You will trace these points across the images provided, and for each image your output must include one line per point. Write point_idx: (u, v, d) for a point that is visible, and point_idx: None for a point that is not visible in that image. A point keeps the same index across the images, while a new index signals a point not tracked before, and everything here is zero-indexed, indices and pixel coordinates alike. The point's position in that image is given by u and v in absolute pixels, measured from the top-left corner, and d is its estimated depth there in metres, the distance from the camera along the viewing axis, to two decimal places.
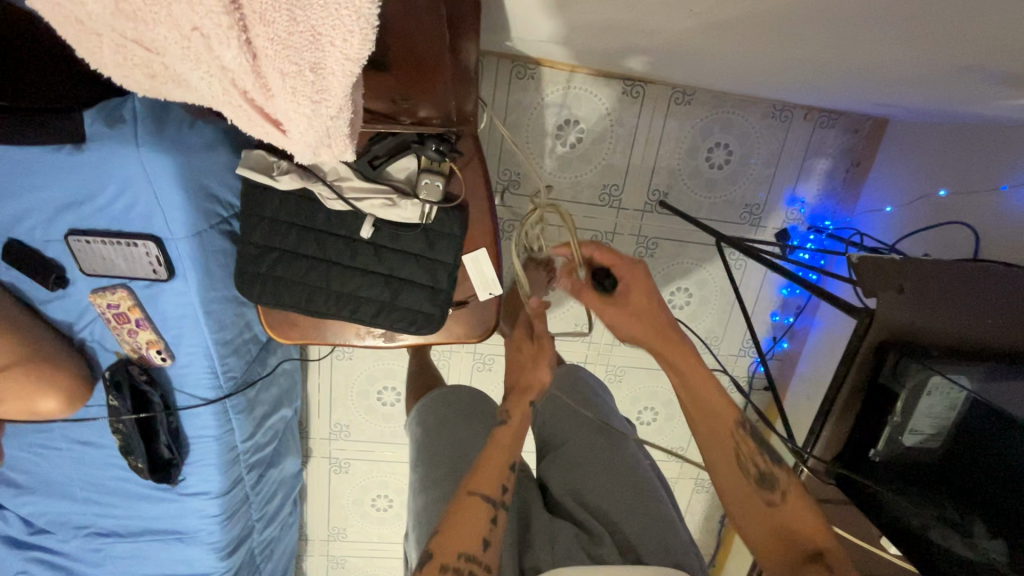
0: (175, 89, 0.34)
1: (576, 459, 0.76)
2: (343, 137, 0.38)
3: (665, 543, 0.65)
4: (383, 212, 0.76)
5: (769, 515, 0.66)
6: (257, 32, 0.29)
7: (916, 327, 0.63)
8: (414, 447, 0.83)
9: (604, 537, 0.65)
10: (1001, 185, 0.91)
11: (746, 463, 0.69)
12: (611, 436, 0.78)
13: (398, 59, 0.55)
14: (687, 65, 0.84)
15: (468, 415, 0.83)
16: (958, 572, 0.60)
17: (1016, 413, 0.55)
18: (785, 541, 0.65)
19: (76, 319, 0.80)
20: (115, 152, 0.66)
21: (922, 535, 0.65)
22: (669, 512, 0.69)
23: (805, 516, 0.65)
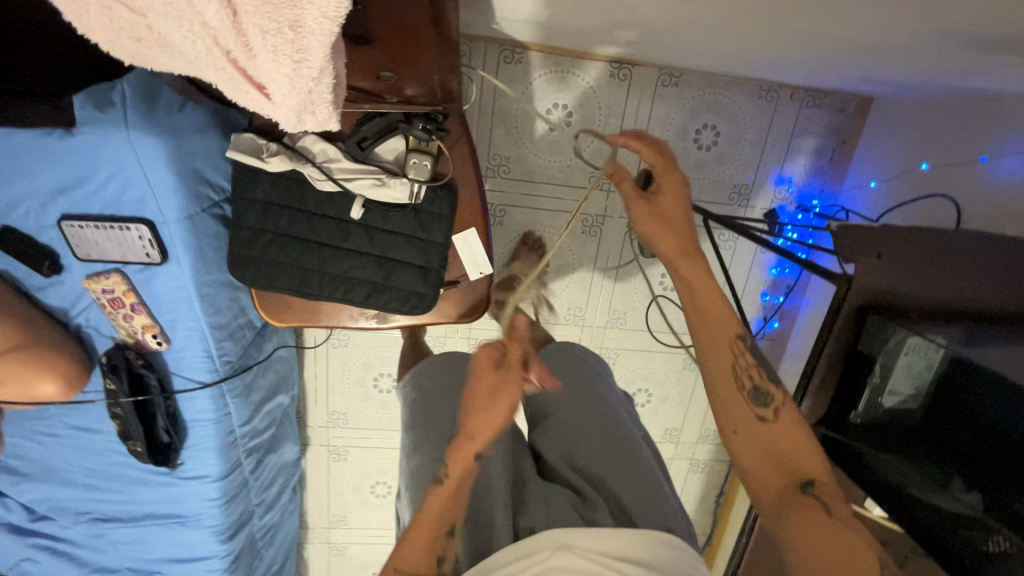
0: (161, 56, 0.35)
1: (567, 424, 0.77)
2: (327, 102, 0.38)
3: (654, 508, 0.67)
4: (373, 193, 0.78)
5: (762, 433, 0.64)
6: None
7: (893, 290, 0.66)
8: (406, 412, 0.84)
9: (597, 502, 0.67)
10: (982, 156, 0.92)
11: (743, 377, 0.67)
12: (604, 407, 0.79)
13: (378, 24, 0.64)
14: (672, 41, 0.85)
15: (460, 381, 0.84)
16: (938, 522, 0.63)
17: (991, 365, 0.57)
18: (780, 462, 0.63)
19: (71, 305, 0.81)
20: (105, 136, 0.67)
21: (901, 489, 0.67)
22: (659, 479, 0.72)
23: (798, 440, 0.63)
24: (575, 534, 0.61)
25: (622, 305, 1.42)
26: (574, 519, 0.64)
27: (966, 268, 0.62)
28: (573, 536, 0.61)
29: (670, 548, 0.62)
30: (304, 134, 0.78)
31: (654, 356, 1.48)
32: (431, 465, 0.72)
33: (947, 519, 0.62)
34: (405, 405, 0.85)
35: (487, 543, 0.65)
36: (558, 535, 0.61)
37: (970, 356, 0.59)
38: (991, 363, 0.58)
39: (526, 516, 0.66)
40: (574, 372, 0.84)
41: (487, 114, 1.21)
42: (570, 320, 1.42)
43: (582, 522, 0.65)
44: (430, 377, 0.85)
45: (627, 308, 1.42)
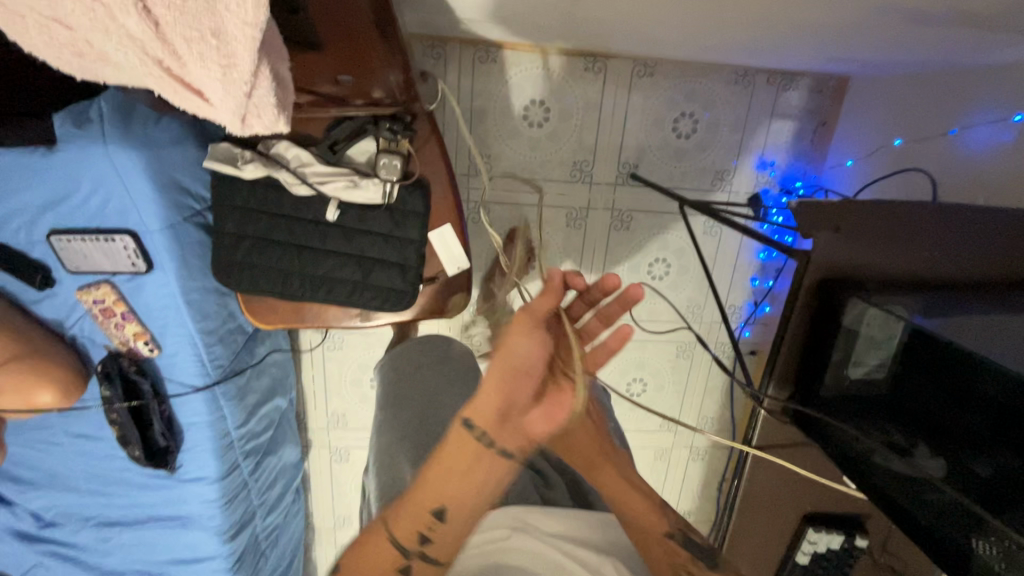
0: (102, 69, 0.37)
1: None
2: (264, 104, 0.41)
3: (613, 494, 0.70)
4: (347, 194, 0.80)
5: None
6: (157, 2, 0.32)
7: (853, 264, 0.67)
8: (381, 387, 0.87)
9: (555, 483, 0.72)
10: (951, 129, 0.93)
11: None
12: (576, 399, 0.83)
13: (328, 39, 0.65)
14: (633, 30, 0.87)
15: (439, 364, 0.86)
16: (901, 490, 0.64)
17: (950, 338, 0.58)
18: None
19: (66, 316, 0.84)
20: (85, 152, 0.70)
21: (867, 460, 0.68)
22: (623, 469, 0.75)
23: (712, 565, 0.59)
24: (534, 515, 0.63)
25: None
26: (533, 498, 0.68)
27: (920, 242, 0.66)
28: (532, 517, 0.63)
29: (625, 531, 0.64)
30: (277, 141, 0.81)
31: (646, 345, 1.49)
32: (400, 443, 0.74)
33: (909, 486, 0.63)
34: (384, 382, 0.88)
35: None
36: (516, 514, 0.63)
37: (928, 326, 0.60)
38: (948, 332, 0.59)
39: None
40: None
41: (466, 114, 1.24)
42: None
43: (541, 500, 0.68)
44: (409, 361, 0.88)
45: None
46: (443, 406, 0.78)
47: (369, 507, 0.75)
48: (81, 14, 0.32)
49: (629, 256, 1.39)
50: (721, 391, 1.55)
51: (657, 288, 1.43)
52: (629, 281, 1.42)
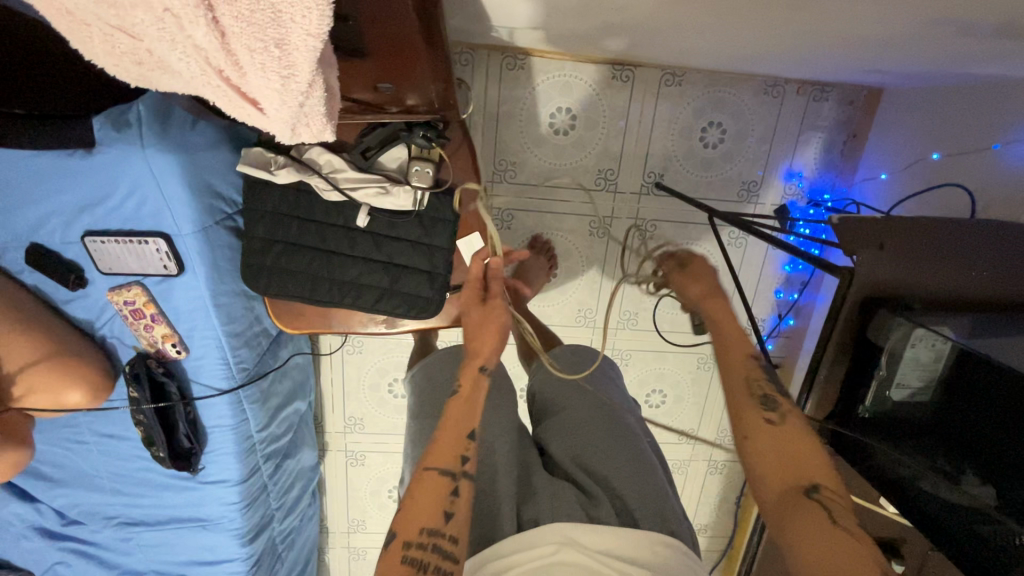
0: (160, 77, 0.37)
1: (569, 424, 0.78)
2: (319, 114, 0.41)
3: (659, 510, 0.68)
4: (378, 201, 0.80)
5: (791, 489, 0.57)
6: (224, 12, 0.31)
7: (901, 282, 0.64)
8: (416, 396, 0.86)
9: (601, 499, 0.68)
10: (994, 144, 0.90)
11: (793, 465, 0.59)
12: (606, 405, 0.80)
13: (370, 44, 0.59)
14: (669, 39, 0.86)
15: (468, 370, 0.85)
16: (949, 515, 0.62)
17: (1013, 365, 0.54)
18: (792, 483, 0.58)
19: (96, 317, 0.85)
20: (122, 155, 0.71)
21: (912, 484, 0.66)
22: (664, 486, 0.72)
23: (806, 445, 0.61)
24: (579, 530, 0.62)
25: (633, 305, 1.41)
26: (579, 515, 0.65)
27: (970, 259, 0.62)
28: (576, 532, 0.62)
29: (675, 553, 0.63)
30: (310, 146, 0.80)
31: (667, 356, 1.47)
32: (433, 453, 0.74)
33: (960, 512, 0.61)
34: (417, 388, 0.87)
35: (489, 526, 0.66)
36: (563, 530, 0.62)
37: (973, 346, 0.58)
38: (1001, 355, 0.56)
39: (530, 508, 0.67)
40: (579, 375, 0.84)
41: (492, 121, 1.23)
42: (581, 321, 1.42)
43: (584, 513, 0.66)
44: (441, 368, 0.87)
45: (638, 309, 1.42)
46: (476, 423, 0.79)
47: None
48: (148, 24, 0.32)
49: (652, 265, 1.38)
50: None
51: (679, 298, 1.41)
52: (651, 291, 1.40)
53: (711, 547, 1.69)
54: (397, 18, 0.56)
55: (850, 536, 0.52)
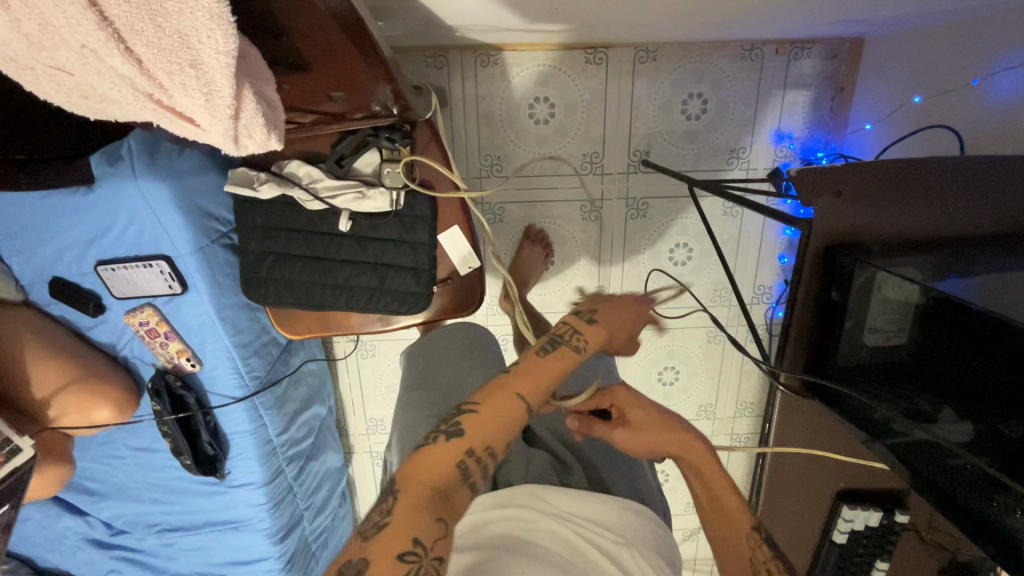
0: (105, 106, 0.42)
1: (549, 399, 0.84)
2: (260, 127, 0.46)
3: (628, 478, 0.73)
4: (357, 206, 0.84)
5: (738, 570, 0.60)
6: (134, 41, 0.36)
7: (861, 227, 0.66)
8: (409, 373, 0.90)
9: (573, 468, 0.72)
10: (972, 79, 0.88)
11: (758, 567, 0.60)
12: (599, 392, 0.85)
13: (311, 56, 0.62)
14: (623, 15, 0.87)
15: (464, 349, 0.89)
16: (925, 456, 0.61)
17: (977, 305, 0.54)
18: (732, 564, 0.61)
19: (117, 339, 0.93)
20: (119, 187, 0.77)
21: (887, 427, 0.66)
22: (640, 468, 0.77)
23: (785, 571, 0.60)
24: (550, 491, 0.63)
25: (634, 284, 1.42)
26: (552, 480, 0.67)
27: (946, 196, 0.61)
28: (549, 495, 0.63)
29: (638, 517, 0.63)
30: (289, 161, 0.85)
31: (674, 333, 1.47)
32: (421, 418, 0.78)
33: (927, 449, 0.61)
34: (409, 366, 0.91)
35: None
36: (534, 491, 0.63)
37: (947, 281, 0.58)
38: (967, 285, 0.56)
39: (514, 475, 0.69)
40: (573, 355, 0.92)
41: (472, 118, 1.27)
42: None
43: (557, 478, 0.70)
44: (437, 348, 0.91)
45: (639, 288, 1.42)
46: (466, 389, 0.83)
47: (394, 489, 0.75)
48: (75, 60, 0.36)
49: (648, 243, 1.38)
50: (757, 372, 1.51)
51: (679, 274, 1.41)
52: (650, 268, 1.40)
53: None
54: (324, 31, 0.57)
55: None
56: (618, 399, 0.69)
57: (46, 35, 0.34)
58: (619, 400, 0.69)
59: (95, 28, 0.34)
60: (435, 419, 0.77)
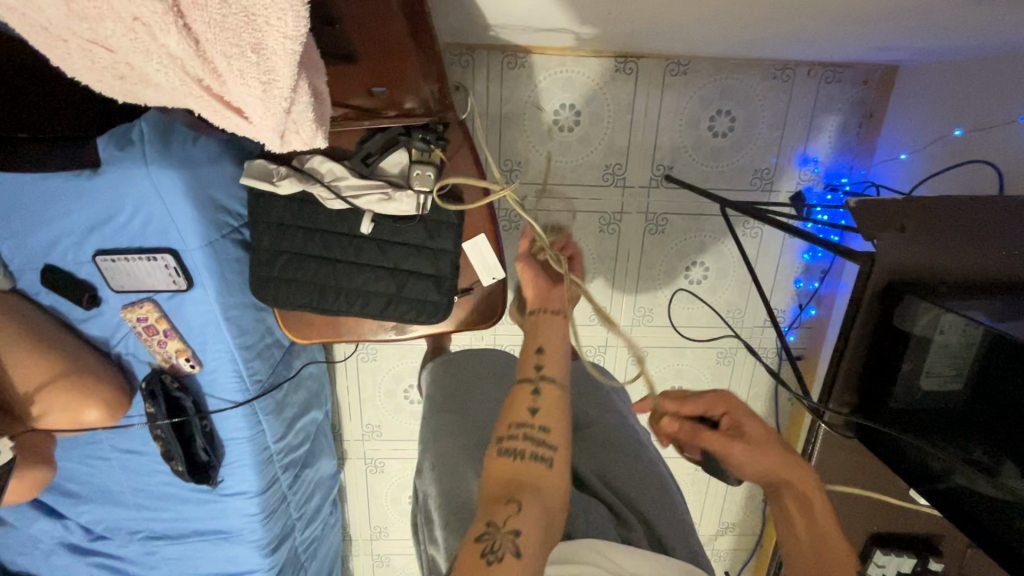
0: (141, 89, 0.37)
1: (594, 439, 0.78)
2: (310, 123, 0.41)
3: (681, 529, 0.67)
4: (380, 207, 0.79)
5: None
6: (194, 17, 0.31)
7: (922, 264, 0.62)
8: (435, 397, 0.82)
9: (634, 523, 0.65)
10: (1018, 116, 0.86)
11: None
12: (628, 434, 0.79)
13: (363, 48, 0.69)
14: (671, 26, 0.83)
15: (497, 378, 0.84)
16: (993, 513, 0.58)
17: None
18: None
19: (111, 334, 0.87)
20: (127, 173, 0.71)
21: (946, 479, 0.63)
22: (686, 514, 0.71)
23: None
24: (617, 552, 0.58)
25: (648, 301, 1.39)
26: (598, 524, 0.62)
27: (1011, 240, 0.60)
28: (610, 554, 0.58)
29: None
30: (311, 156, 0.80)
31: (685, 352, 1.44)
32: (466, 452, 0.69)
33: (994, 504, 0.58)
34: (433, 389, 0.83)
35: None
36: (601, 549, 0.58)
37: (1015, 333, 0.54)
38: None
39: None
40: (595, 390, 0.86)
41: (494, 121, 1.23)
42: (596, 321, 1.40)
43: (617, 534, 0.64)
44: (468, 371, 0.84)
45: (653, 305, 1.39)
46: None
47: (426, 518, 0.69)
48: (120, 34, 0.31)
49: (665, 259, 1.35)
50: (765, 396, 1.49)
51: (694, 292, 1.38)
52: (665, 285, 1.37)
53: (739, 546, 1.66)
54: (379, 15, 0.66)
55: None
56: (732, 412, 0.75)
57: (91, 4, 0.29)
58: (733, 411, 0.75)
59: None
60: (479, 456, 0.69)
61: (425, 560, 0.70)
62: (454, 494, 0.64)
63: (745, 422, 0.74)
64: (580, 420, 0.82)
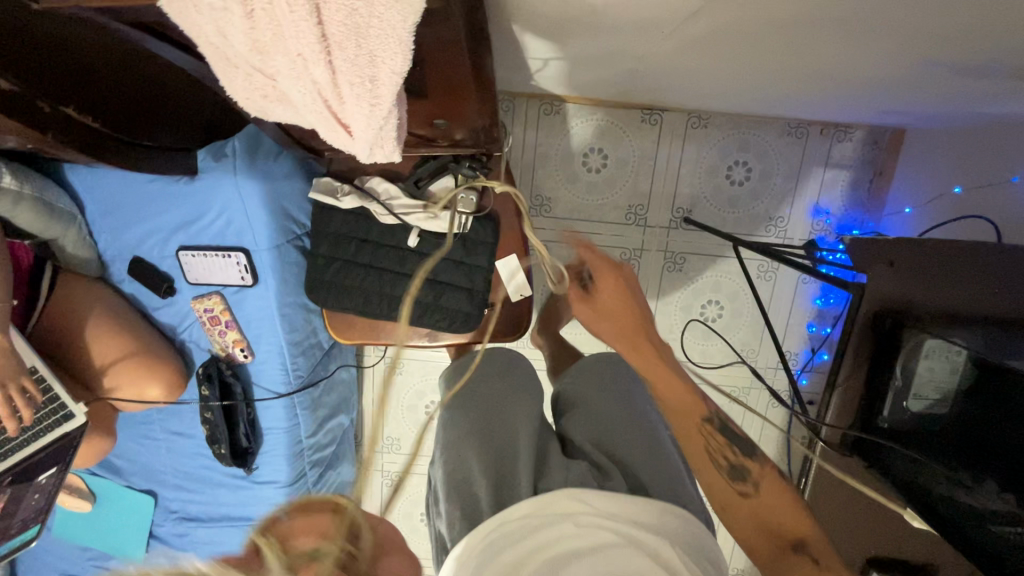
0: (275, 106, 0.48)
1: (593, 410, 0.78)
2: (392, 141, 0.51)
3: (675, 489, 0.69)
4: (427, 224, 0.90)
5: (744, 506, 0.63)
6: (337, 55, 0.39)
7: (911, 299, 0.72)
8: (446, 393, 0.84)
9: (613, 473, 0.68)
10: (1013, 176, 0.93)
11: (716, 456, 0.67)
12: (639, 411, 0.79)
13: (430, 82, 0.65)
14: (692, 84, 0.94)
15: (501, 372, 0.82)
16: (971, 525, 0.62)
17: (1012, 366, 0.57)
18: (771, 535, 0.61)
19: (178, 323, 0.98)
20: (217, 181, 0.84)
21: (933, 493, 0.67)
22: (682, 472, 0.72)
23: (785, 503, 0.63)
24: (590, 491, 0.63)
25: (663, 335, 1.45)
26: None
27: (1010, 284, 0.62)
28: (588, 496, 0.63)
29: (681, 522, 0.63)
30: (371, 176, 0.92)
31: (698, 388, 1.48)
32: (466, 433, 0.73)
33: (972, 514, 0.62)
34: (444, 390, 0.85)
35: None
36: (577, 494, 0.63)
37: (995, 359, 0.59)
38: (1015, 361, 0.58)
39: None
40: (600, 367, 0.83)
41: (529, 160, 1.35)
42: None
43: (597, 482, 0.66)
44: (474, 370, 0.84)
45: (669, 339, 1.45)
46: (508, 416, 0.75)
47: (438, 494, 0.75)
48: (283, 65, 0.40)
49: (681, 296, 1.42)
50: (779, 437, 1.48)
51: (709, 330, 1.44)
52: (681, 320, 1.44)
53: None
54: (452, 58, 0.60)
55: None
56: (605, 280, 0.76)
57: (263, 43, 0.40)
58: (598, 275, 0.76)
59: (314, 42, 0.37)
60: (487, 447, 0.70)
61: (435, 531, 0.75)
62: (456, 470, 0.70)
63: (610, 289, 0.75)
64: (578, 397, 0.81)
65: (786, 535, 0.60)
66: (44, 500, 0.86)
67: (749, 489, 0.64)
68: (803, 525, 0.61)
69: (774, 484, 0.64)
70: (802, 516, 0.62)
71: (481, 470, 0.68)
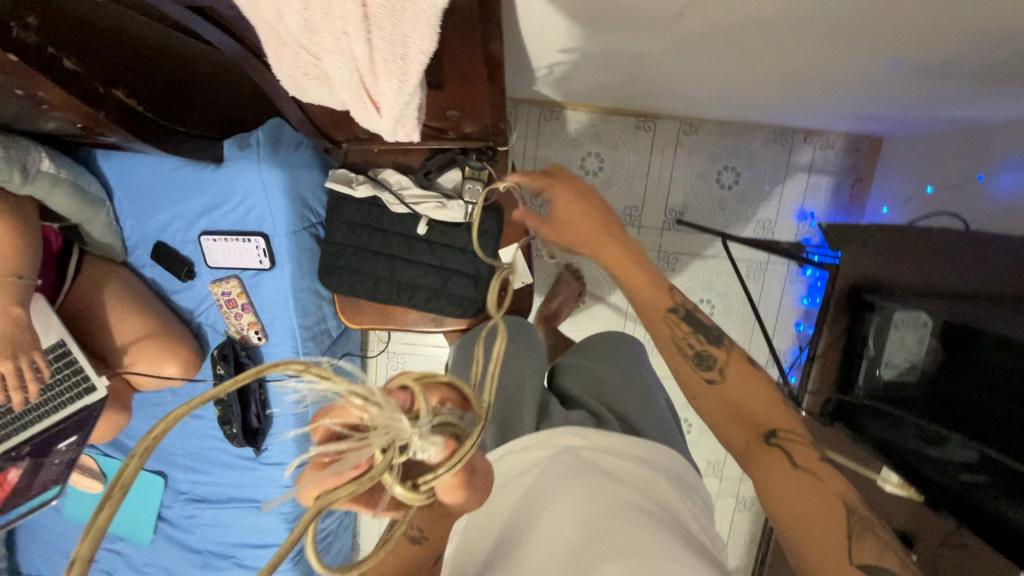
0: (314, 83, 0.54)
1: (591, 371, 0.84)
2: (414, 119, 0.58)
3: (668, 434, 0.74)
4: (435, 213, 0.96)
5: (715, 395, 0.58)
6: (376, 34, 0.45)
7: (881, 275, 0.79)
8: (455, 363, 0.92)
9: (608, 418, 0.73)
10: (979, 175, 1.00)
11: (681, 343, 0.61)
12: (637, 378, 0.84)
13: (448, 74, 0.72)
14: (683, 88, 1.01)
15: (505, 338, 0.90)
16: (938, 474, 0.68)
17: (969, 325, 0.64)
18: (738, 415, 0.57)
19: (196, 306, 1.03)
20: (242, 168, 0.90)
21: (903, 449, 0.73)
22: (676, 440, 0.77)
23: (760, 392, 0.58)
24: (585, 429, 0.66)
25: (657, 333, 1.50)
26: None
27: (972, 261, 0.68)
28: (583, 432, 0.66)
29: (667, 451, 0.67)
30: (384, 169, 0.99)
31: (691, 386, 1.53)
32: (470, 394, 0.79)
33: (940, 464, 0.68)
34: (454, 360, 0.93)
35: None
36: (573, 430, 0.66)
37: (956, 322, 0.65)
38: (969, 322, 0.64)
39: None
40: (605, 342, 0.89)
41: (530, 163, 1.42)
42: None
43: (594, 424, 0.71)
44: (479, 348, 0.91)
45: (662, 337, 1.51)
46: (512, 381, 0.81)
47: None
48: (328, 41, 0.46)
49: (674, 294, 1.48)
50: None
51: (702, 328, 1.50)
52: None
53: None
54: (469, 50, 0.66)
55: (823, 477, 0.51)
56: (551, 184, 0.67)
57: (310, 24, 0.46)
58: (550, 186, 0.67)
59: (357, 21, 0.43)
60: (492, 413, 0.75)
61: None
62: None
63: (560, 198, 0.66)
64: (578, 362, 0.87)
65: (762, 422, 0.56)
66: (66, 465, 0.92)
67: (716, 376, 0.59)
68: (785, 417, 0.56)
69: (743, 370, 0.60)
70: (784, 409, 0.57)
71: (486, 431, 0.73)
